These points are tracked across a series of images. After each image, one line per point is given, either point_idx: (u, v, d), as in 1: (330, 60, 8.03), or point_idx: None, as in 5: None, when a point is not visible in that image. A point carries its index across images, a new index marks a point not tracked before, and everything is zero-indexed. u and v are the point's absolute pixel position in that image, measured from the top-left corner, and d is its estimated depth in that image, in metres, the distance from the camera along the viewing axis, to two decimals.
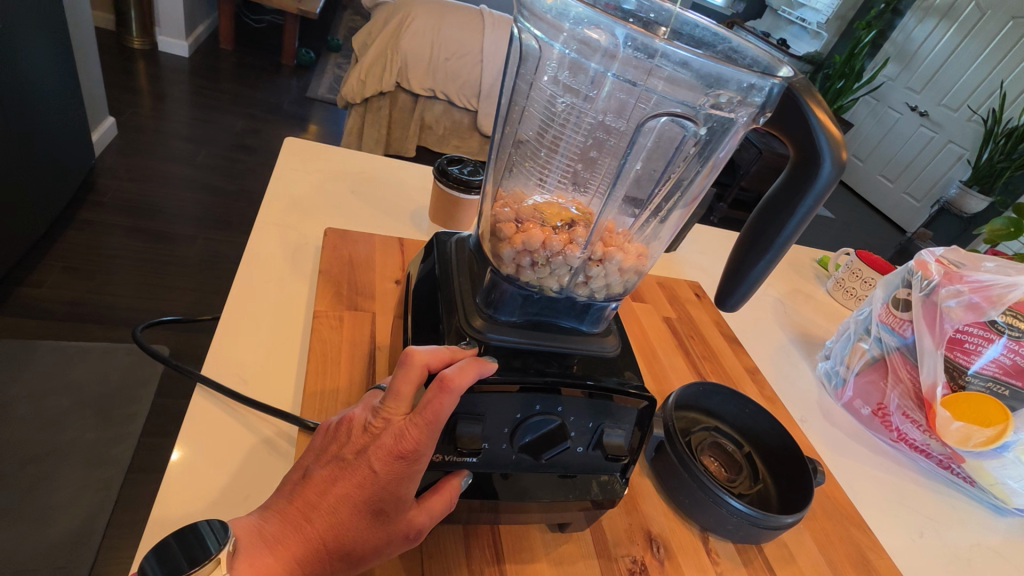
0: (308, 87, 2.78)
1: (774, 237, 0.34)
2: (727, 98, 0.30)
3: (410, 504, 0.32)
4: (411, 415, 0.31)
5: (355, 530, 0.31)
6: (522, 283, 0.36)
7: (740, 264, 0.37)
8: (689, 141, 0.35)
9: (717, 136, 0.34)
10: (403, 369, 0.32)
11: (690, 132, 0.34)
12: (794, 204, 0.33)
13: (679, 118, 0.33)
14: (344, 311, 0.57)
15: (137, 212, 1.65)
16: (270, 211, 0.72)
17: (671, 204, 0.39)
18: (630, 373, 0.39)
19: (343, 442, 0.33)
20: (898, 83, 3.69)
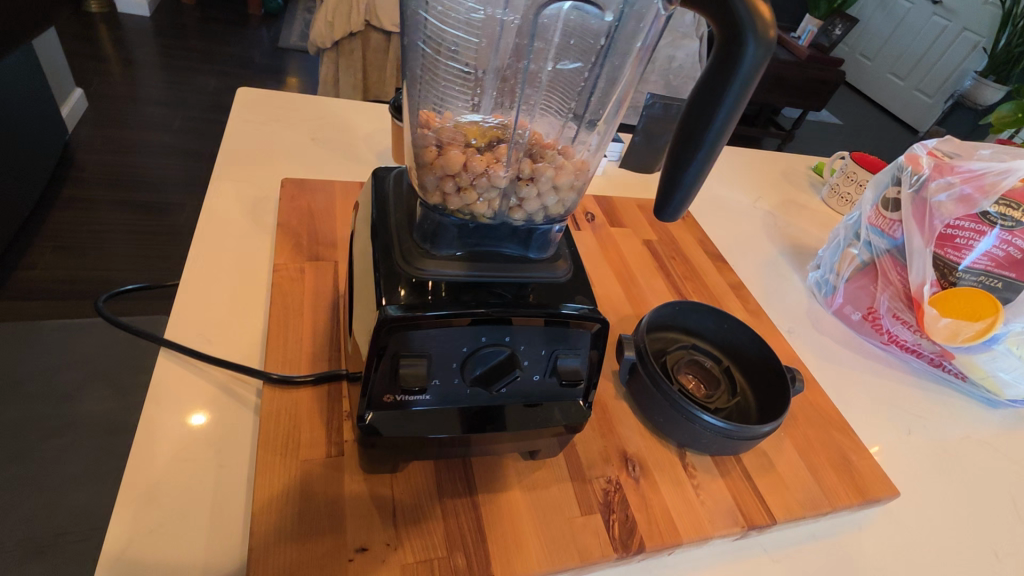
0: (279, 37, 2.65)
1: (706, 136, 0.31)
2: None
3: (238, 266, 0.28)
4: None
5: None
6: (452, 211, 0.34)
7: (674, 170, 0.33)
8: (604, 35, 0.32)
9: (634, 22, 0.31)
10: None
11: (601, 21, 0.31)
12: (721, 93, 0.29)
13: (587, 7, 0.30)
14: (305, 263, 0.56)
15: (119, 184, 1.63)
16: (225, 166, 0.69)
17: (603, 109, 0.37)
18: (582, 297, 0.38)
19: None
20: None
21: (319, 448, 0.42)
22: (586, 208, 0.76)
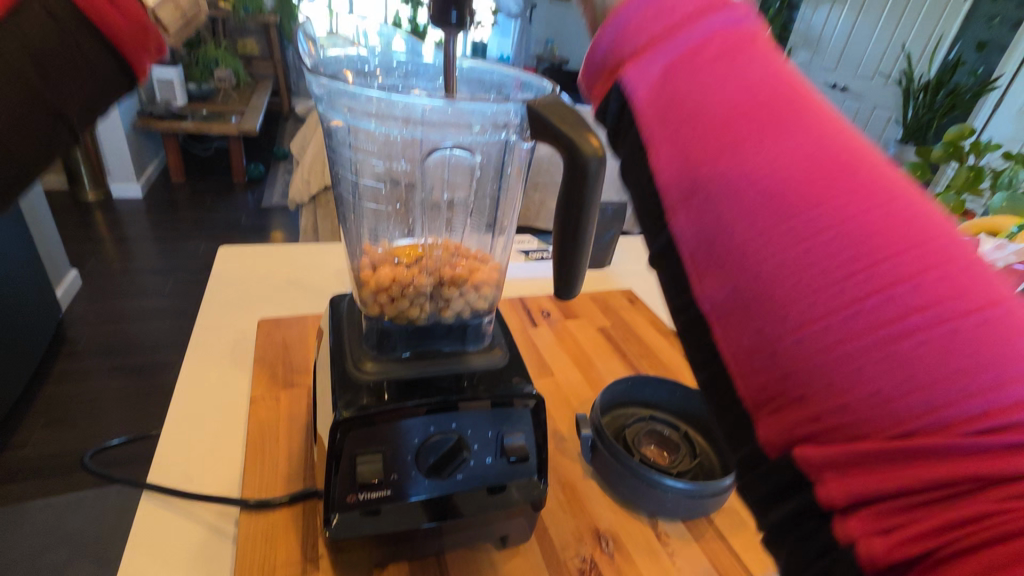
0: (263, 198, 2.90)
1: (576, 228, 0.36)
2: (487, 124, 0.36)
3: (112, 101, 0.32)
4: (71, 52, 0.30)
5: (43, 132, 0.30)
6: (391, 319, 0.40)
7: (565, 263, 0.38)
8: (479, 167, 0.40)
9: (501, 156, 0.39)
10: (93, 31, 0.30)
11: (473, 159, 0.39)
12: (578, 203, 0.35)
13: (461, 151, 0.38)
14: (280, 390, 0.60)
15: (112, 352, 1.68)
16: (207, 316, 0.75)
17: (503, 221, 0.44)
18: (518, 378, 0.42)
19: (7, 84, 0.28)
20: (813, 61, 4.13)
21: (295, 567, 0.43)
22: (542, 306, 0.83)
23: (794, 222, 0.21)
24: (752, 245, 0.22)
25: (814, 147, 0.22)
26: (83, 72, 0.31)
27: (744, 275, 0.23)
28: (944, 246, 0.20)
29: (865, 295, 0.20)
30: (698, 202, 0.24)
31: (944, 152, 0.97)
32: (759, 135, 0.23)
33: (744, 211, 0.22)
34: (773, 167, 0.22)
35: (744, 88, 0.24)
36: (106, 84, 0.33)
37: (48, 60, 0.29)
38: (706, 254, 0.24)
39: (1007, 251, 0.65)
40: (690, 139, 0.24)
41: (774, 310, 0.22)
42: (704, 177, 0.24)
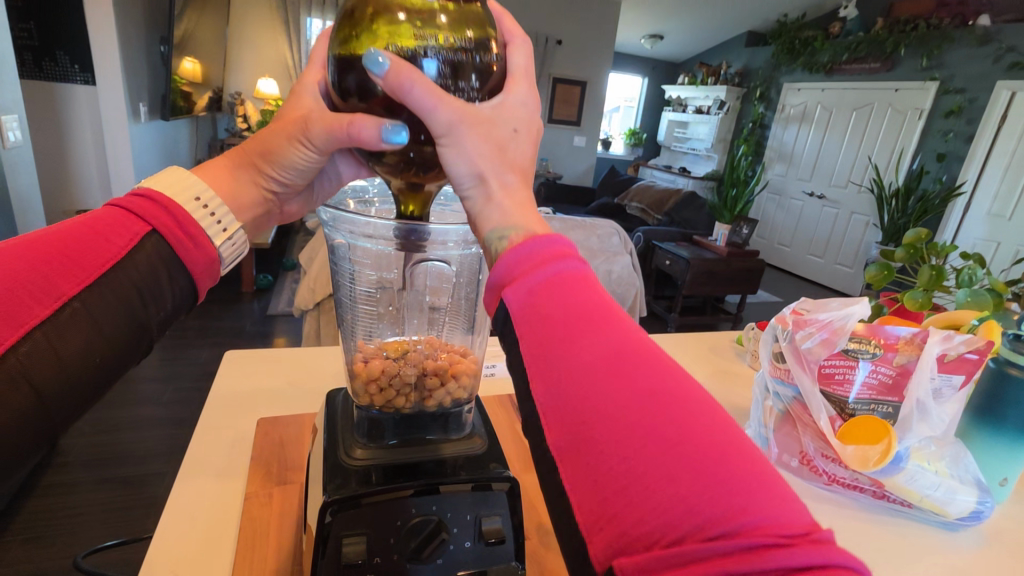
0: (269, 306, 3.01)
1: None
2: (458, 241, 0.43)
3: (166, 270, 0.44)
4: (136, 236, 0.42)
5: (119, 294, 0.40)
6: (379, 407, 0.45)
7: None
8: (455, 276, 0.47)
9: (474, 264, 0.46)
10: (151, 221, 0.43)
11: (450, 269, 0.46)
12: None
13: (440, 262, 0.45)
14: (273, 487, 0.62)
15: (104, 462, 1.66)
16: (209, 416, 0.79)
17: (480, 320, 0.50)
18: (495, 464, 0.46)
19: (94, 260, 0.40)
20: (790, 177, 4.90)
21: None
22: None
23: (614, 387, 0.28)
24: (585, 402, 0.28)
25: (629, 340, 0.30)
26: (167, 289, 0.44)
27: (577, 428, 0.28)
28: (711, 419, 0.28)
29: (662, 442, 0.26)
30: (547, 380, 0.30)
31: (905, 254, 1.05)
32: (592, 324, 0.30)
33: (577, 374, 0.29)
34: (600, 348, 0.30)
35: (583, 293, 0.32)
36: (179, 300, 0.45)
37: (144, 281, 0.42)
38: (554, 411, 0.29)
39: (956, 342, 0.71)
40: (543, 320, 0.31)
41: (599, 456, 0.27)
42: (554, 350, 0.30)
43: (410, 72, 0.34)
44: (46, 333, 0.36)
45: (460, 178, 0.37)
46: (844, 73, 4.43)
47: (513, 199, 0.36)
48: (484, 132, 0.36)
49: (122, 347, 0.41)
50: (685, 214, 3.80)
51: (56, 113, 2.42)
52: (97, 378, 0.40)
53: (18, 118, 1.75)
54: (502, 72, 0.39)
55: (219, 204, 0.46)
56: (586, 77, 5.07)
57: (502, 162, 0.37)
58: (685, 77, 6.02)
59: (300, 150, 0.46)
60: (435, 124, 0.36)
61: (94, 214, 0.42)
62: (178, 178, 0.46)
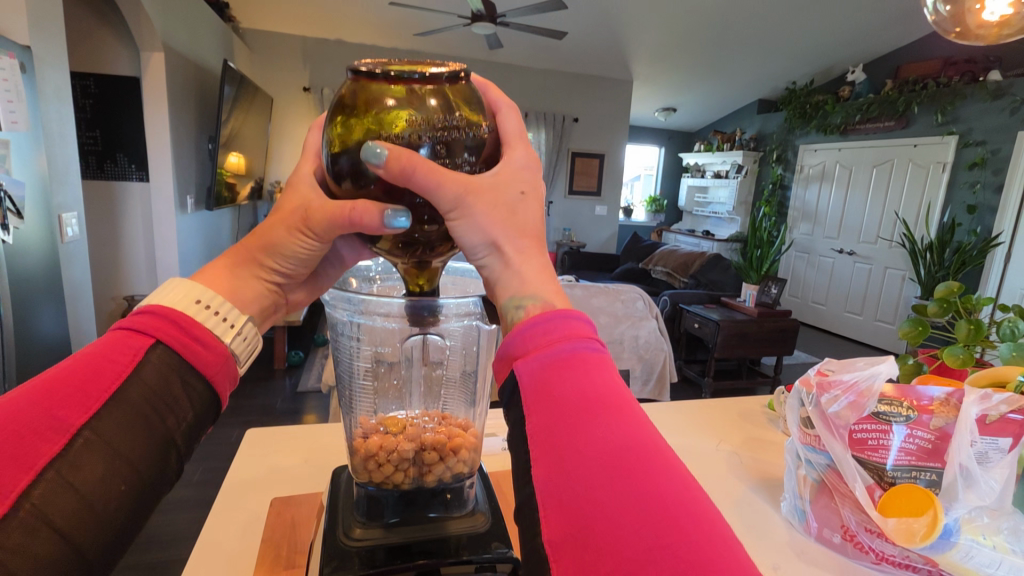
0: (299, 382, 3.05)
1: None
2: (454, 314, 0.44)
3: (179, 379, 0.38)
4: (136, 355, 0.37)
5: (126, 419, 0.35)
6: (375, 484, 0.45)
7: None
8: (450, 349, 0.48)
9: (469, 336, 0.47)
10: (141, 332, 0.38)
11: (444, 342, 0.47)
12: None
13: (435, 336, 0.46)
14: (280, 571, 0.61)
15: (130, 548, 1.64)
16: (225, 498, 0.79)
17: (478, 391, 0.50)
18: (497, 543, 0.45)
19: (92, 389, 0.35)
20: (817, 235, 4.88)
21: None
22: None
23: (619, 490, 0.28)
24: (586, 498, 0.28)
25: (636, 436, 0.30)
26: (183, 397, 0.38)
27: (577, 525, 0.27)
28: (726, 545, 0.27)
29: (666, 558, 0.25)
30: (553, 475, 0.30)
31: (939, 308, 1.00)
32: (598, 412, 0.31)
33: (580, 471, 0.29)
34: (607, 440, 0.30)
35: (594, 383, 0.32)
36: (201, 408, 0.40)
37: (156, 391, 0.37)
38: (554, 502, 0.29)
39: (995, 402, 0.66)
40: (549, 409, 0.31)
41: (602, 560, 0.26)
42: (557, 441, 0.30)
43: (411, 158, 0.36)
44: (52, 478, 0.31)
45: (475, 249, 0.38)
46: (859, 132, 4.49)
47: (527, 264, 0.37)
48: (491, 201, 0.37)
49: (147, 469, 0.35)
50: (711, 275, 3.77)
51: (112, 207, 2.63)
52: (121, 522, 0.33)
53: (76, 215, 1.91)
54: (495, 141, 0.40)
55: (224, 304, 0.43)
56: (603, 150, 5.27)
57: (513, 226, 0.38)
58: (701, 145, 6.20)
59: (302, 239, 0.43)
60: (441, 202, 0.37)
61: (92, 346, 0.38)
62: (178, 287, 0.42)
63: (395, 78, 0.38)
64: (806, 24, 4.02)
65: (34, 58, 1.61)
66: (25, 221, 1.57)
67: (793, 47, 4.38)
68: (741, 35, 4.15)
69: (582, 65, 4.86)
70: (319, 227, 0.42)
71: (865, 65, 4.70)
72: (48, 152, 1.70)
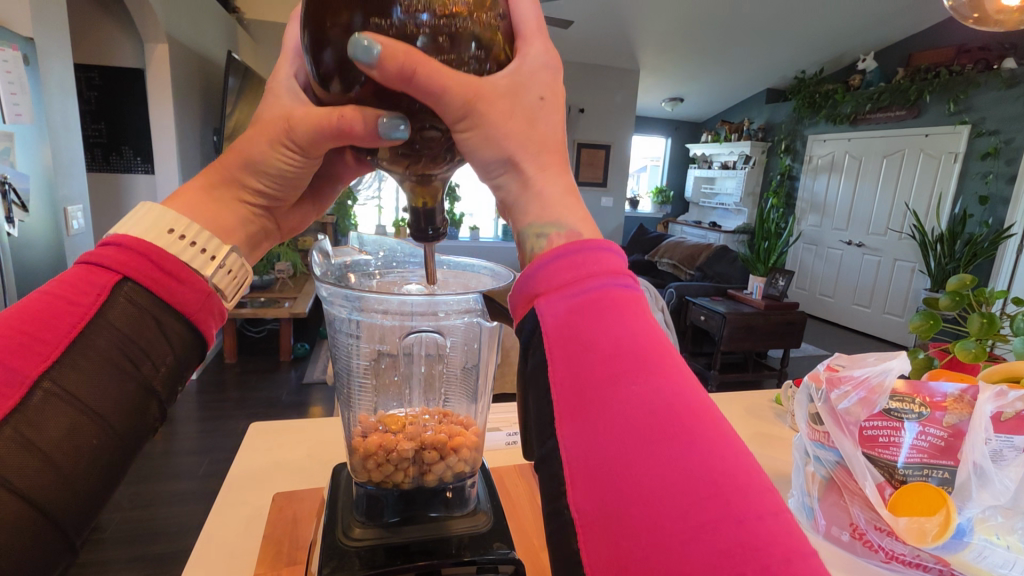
0: (305, 374, 3.06)
1: None
2: (454, 310, 0.43)
3: (152, 322, 0.38)
4: (102, 297, 0.36)
5: (94, 370, 0.35)
6: (374, 484, 0.44)
7: None
8: (449, 345, 0.47)
9: (470, 331, 0.47)
10: (107, 271, 0.37)
11: (443, 339, 0.46)
12: None
13: (433, 333, 0.46)
14: (282, 567, 0.61)
15: (138, 539, 1.65)
16: (228, 491, 0.79)
17: (480, 387, 0.50)
18: (499, 544, 0.44)
19: (53, 337, 0.35)
20: (825, 227, 4.83)
21: None
22: None
23: (654, 452, 0.27)
24: (620, 466, 0.27)
25: (677, 396, 0.28)
26: (159, 337, 0.38)
27: (608, 495, 0.27)
28: (767, 503, 0.26)
29: (704, 536, 0.24)
30: (584, 435, 0.28)
31: (951, 301, 0.98)
32: (637, 370, 0.29)
33: (614, 436, 0.28)
34: (645, 401, 0.28)
35: (624, 334, 0.30)
36: (181, 347, 0.39)
37: (125, 339, 0.36)
38: (584, 466, 0.28)
39: (1011, 399, 0.65)
40: (579, 363, 0.30)
41: (634, 528, 0.26)
42: (589, 400, 0.29)
43: (408, 53, 0.32)
44: (13, 432, 0.32)
45: (490, 169, 0.36)
46: (869, 122, 4.42)
47: (551, 185, 0.35)
48: (506, 109, 0.34)
49: (119, 417, 0.36)
50: (717, 268, 3.75)
51: (118, 199, 2.63)
52: (94, 467, 0.34)
53: (81, 208, 1.91)
54: (511, 30, 0.36)
55: (200, 233, 0.41)
56: (609, 141, 5.23)
57: (533, 138, 0.35)
58: (708, 136, 6.14)
59: (284, 155, 0.42)
60: (446, 112, 0.34)
61: (60, 279, 0.37)
62: (148, 214, 0.40)
63: None
64: (817, 11, 3.95)
65: (37, 51, 1.61)
66: (31, 213, 1.57)
67: (803, 35, 4.31)
68: (749, 23, 4.09)
69: (588, 55, 4.81)
70: (306, 140, 0.40)
71: (875, 54, 4.62)
72: (52, 146, 1.70)
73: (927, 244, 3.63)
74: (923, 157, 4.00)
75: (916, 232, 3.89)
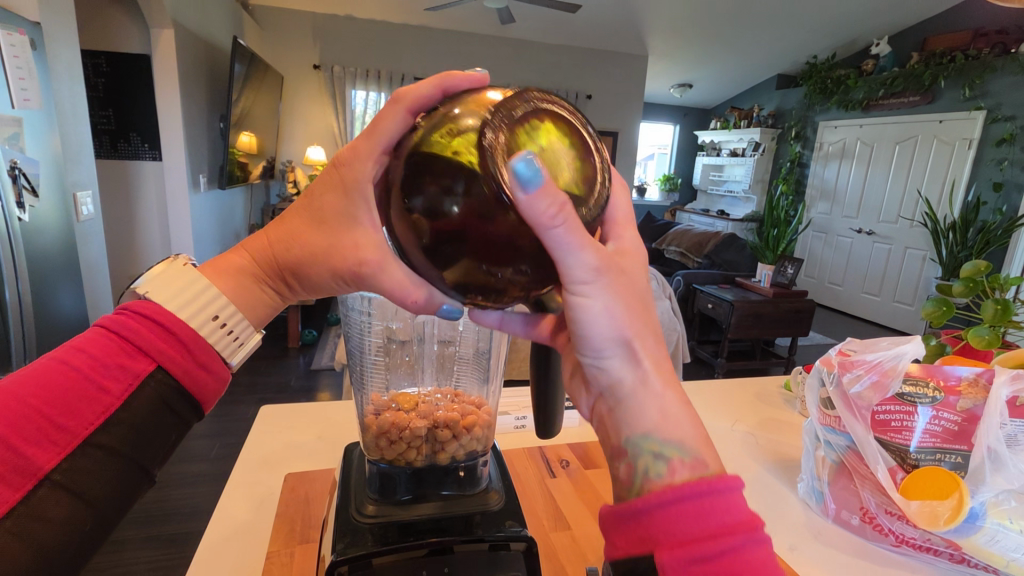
0: (313, 361, 3.08)
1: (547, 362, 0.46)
2: None
3: (171, 407, 0.39)
4: (136, 377, 0.38)
5: (114, 447, 0.36)
6: (386, 462, 0.45)
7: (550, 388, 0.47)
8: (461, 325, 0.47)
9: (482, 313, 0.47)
10: (143, 348, 0.38)
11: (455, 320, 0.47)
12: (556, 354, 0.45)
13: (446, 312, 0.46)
14: (295, 545, 0.62)
15: (152, 520, 1.68)
16: (241, 472, 0.80)
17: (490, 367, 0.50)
18: (511, 522, 0.44)
19: (80, 410, 0.36)
20: (835, 215, 4.78)
21: None
22: (561, 455, 0.77)
23: None
24: None
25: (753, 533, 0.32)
26: (172, 422, 0.40)
27: None
28: None
29: None
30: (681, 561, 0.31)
31: (964, 287, 0.96)
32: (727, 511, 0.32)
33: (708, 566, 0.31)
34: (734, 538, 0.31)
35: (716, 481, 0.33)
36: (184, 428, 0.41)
37: (149, 420, 0.38)
38: None
39: None
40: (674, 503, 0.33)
41: None
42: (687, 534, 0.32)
43: (569, 212, 0.32)
44: (31, 504, 0.33)
45: (597, 346, 0.37)
46: (882, 108, 4.35)
47: (654, 354, 0.37)
48: (624, 285, 0.36)
49: (124, 489, 0.37)
50: (726, 256, 3.72)
51: (127, 186, 2.64)
52: (92, 539, 0.35)
53: (91, 193, 1.92)
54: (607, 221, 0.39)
55: (235, 317, 0.43)
56: (617, 128, 5.18)
57: (641, 314, 0.37)
58: (717, 122, 6.06)
59: (335, 281, 0.44)
60: (576, 274, 0.34)
61: (90, 343, 0.38)
62: (183, 290, 0.41)
63: (518, 127, 0.34)
64: None
65: (44, 35, 1.60)
66: (41, 199, 1.57)
67: (816, 18, 4.22)
68: (760, 7, 4.01)
69: (596, 40, 4.74)
70: (369, 285, 0.43)
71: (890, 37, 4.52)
72: (60, 131, 1.70)
73: (939, 232, 3.58)
74: (937, 144, 3.92)
75: (928, 220, 3.84)
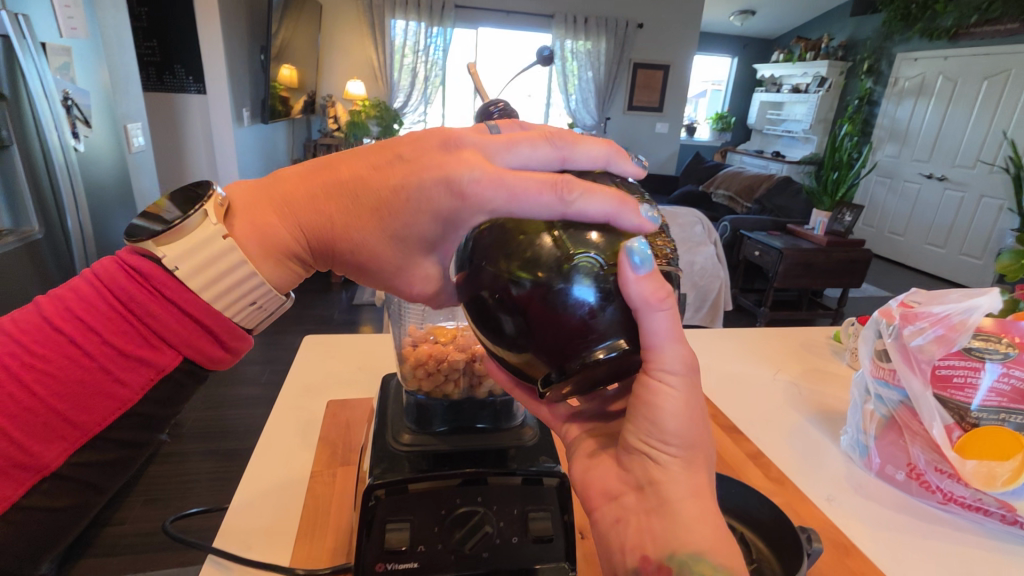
0: (355, 296, 3.17)
1: None
2: None
3: (182, 381, 0.37)
4: (144, 358, 0.35)
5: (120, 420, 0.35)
6: (425, 393, 0.46)
7: None
8: None
9: None
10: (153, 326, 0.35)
11: None
12: None
13: None
14: (337, 467, 0.64)
15: (211, 437, 1.82)
16: (286, 397, 0.83)
17: None
18: (545, 458, 0.45)
19: (84, 384, 0.33)
20: (904, 158, 4.41)
21: None
22: None
23: None
24: None
25: None
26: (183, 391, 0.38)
27: None
28: None
29: None
30: None
31: None
32: None
33: None
34: None
35: None
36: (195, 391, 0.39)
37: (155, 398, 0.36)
38: None
39: None
40: None
41: None
42: None
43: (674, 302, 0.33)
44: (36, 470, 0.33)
45: (665, 436, 0.35)
46: (973, 37, 3.88)
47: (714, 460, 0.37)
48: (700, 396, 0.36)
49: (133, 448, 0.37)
50: (778, 201, 3.52)
51: (174, 119, 2.67)
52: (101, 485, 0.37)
53: (140, 125, 1.96)
54: None
55: (266, 296, 0.39)
56: (669, 60, 4.84)
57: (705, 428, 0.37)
58: (781, 54, 5.58)
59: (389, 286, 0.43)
60: (667, 362, 0.34)
61: (94, 307, 0.34)
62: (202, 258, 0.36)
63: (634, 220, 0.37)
64: None
65: None
66: (93, 130, 1.60)
67: None
68: None
69: None
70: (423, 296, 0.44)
71: None
72: (108, 62, 1.71)
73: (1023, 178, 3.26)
74: None
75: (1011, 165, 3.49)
